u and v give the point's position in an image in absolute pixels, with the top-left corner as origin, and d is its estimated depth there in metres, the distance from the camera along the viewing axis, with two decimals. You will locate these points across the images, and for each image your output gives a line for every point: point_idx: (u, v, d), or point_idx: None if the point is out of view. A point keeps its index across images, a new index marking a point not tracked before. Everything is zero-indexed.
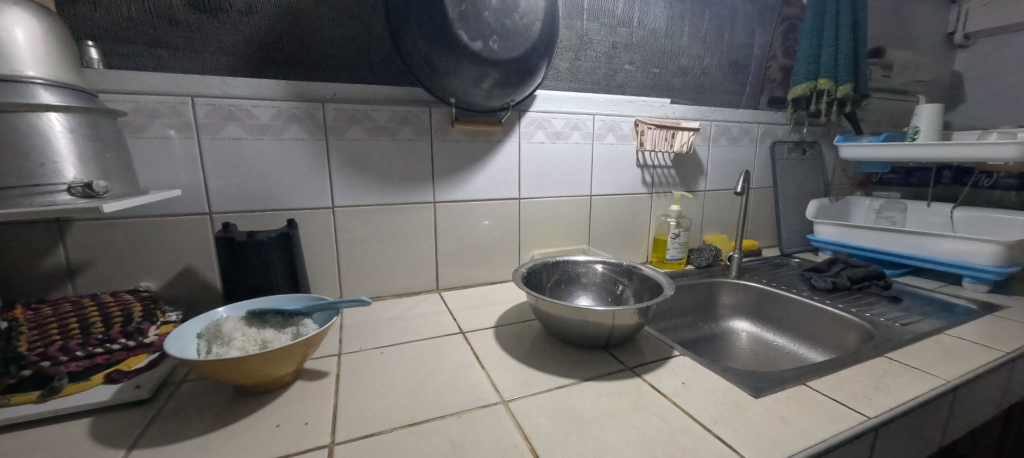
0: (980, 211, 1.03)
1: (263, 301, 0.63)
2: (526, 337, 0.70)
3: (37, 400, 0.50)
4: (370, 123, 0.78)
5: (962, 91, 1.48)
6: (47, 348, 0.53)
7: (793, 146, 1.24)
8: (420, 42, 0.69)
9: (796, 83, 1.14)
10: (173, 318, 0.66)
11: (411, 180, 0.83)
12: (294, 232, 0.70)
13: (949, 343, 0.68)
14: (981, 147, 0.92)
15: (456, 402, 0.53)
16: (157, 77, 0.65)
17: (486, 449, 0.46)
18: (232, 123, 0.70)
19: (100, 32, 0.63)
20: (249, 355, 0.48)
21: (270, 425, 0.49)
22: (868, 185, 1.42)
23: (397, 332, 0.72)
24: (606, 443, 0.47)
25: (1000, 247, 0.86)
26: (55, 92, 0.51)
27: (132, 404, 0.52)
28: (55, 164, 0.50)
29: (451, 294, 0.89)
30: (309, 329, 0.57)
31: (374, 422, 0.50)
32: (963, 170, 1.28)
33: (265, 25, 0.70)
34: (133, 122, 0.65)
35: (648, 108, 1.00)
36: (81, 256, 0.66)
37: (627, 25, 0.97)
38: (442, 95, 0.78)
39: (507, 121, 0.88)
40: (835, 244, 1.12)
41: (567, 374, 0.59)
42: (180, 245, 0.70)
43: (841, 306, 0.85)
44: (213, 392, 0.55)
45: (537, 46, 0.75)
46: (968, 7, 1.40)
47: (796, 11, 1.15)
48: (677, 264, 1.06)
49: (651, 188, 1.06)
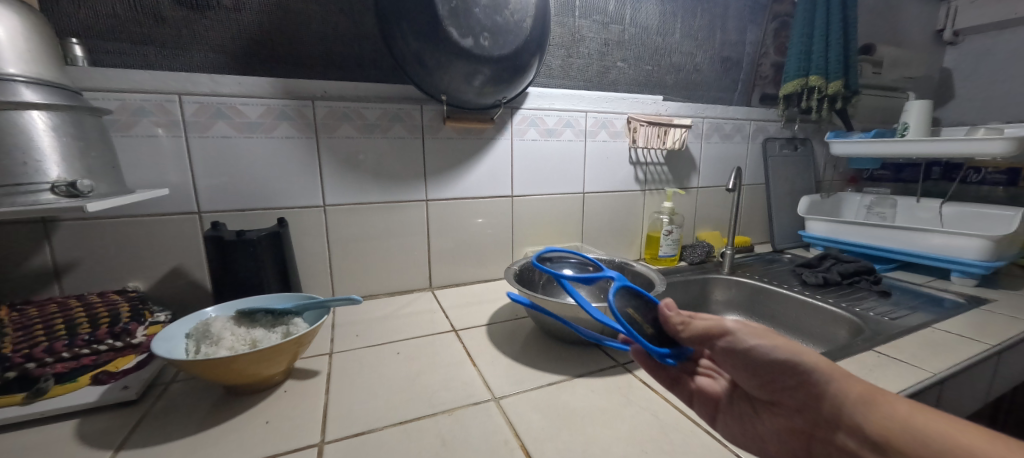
0: (968, 206, 1.04)
1: (253, 301, 0.63)
2: (519, 334, 0.70)
3: (23, 402, 0.49)
4: (360, 120, 0.77)
5: (951, 88, 1.50)
6: (32, 349, 0.52)
7: (784, 143, 1.24)
8: (410, 38, 0.69)
9: (787, 79, 1.14)
10: (162, 318, 0.65)
11: (403, 178, 0.83)
12: (283, 231, 0.69)
13: (936, 336, 0.69)
14: (970, 143, 0.93)
15: (447, 400, 0.53)
16: (143, 74, 0.64)
17: (476, 446, 0.46)
18: (221, 121, 0.69)
19: (86, 30, 0.63)
20: (236, 356, 0.48)
21: (259, 423, 0.49)
22: (858, 181, 1.44)
23: (390, 330, 0.72)
24: (596, 439, 0.47)
25: (987, 242, 0.87)
26: (38, 90, 0.50)
27: (120, 405, 0.51)
28: (38, 163, 0.49)
29: (443, 292, 0.89)
30: (299, 328, 0.57)
31: (364, 421, 0.49)
32: (952, 166, 1.29)
33: (254, 22, 0.69)
34: (119, 120, 0.64)
35: (641, 105, 1.01)
36: (69, 256, 0.65)
37: (619, 22, 0.97)
38: (434, 93, 0.78)
39: (499, 119, 0.87)
40: (825, 240, 1.13)
41: (559, 371, 0.59)
42: (168, 245, 0.70)
43: (831, 302, 0.86)
44: (202, 392, 0.54)
45: (528, 43, 0.74)
46: (957, 4, 1.41)
47: (786, 8, 1.16)
48: (669, 261, 1.07)
49: (644, 185, 1.07)
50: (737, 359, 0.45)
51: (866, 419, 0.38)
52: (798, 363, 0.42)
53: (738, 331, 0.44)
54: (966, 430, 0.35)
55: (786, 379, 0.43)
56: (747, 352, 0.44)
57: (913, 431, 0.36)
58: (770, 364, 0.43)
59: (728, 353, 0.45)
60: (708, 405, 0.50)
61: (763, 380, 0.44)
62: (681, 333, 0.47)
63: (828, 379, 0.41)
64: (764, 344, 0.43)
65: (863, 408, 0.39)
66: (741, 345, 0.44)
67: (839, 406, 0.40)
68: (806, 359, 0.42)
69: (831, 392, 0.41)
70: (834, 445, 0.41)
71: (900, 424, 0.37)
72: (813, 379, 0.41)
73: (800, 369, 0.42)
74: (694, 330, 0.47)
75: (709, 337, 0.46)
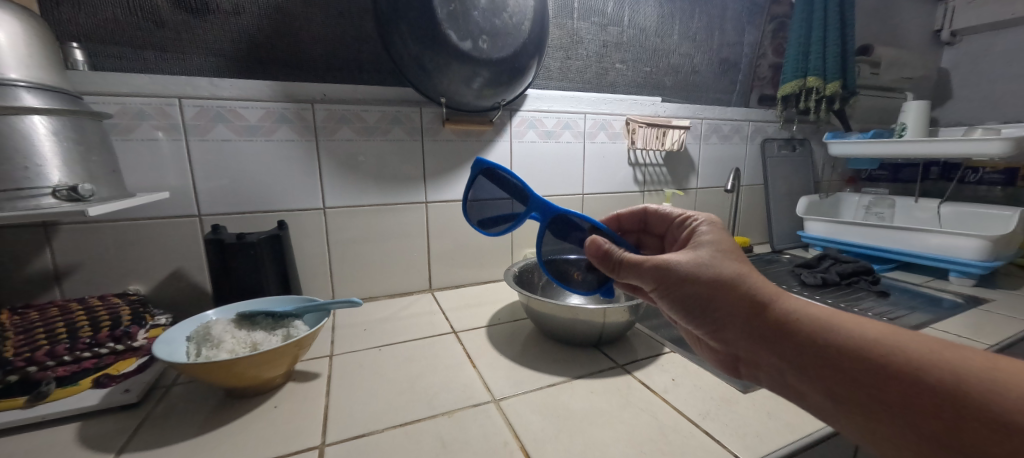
0: (967, 206, 1.04)
1: (253, 304, 0.63)
2: (519, 335, 0.70)
3: (25, 405, 0.49)
4: (359, 123, 0.78)
5: (949, 88, 1.51)
6: (34, 353, 0.53)
7: (783, 144, 1.25)
8: (409, 41, 0.69)
9: (784, 80, 1.14)
10: (162, 321, 0.66)
11: (403, 180, 0.83)
12: (284, 234, 0.70)
13: (934, 336, 0.70)
14: (968, 143, 0.93)
15: (447, 402, 0.53)
16: (144, 78, 0.65)
17: (476, 448, 0.46)
18: (220, 124, 0.69)
19: (85, 34, 0.63)
20: (237, 359, 0.48)
21: (269, 407, 0.53)
22: (857, 181, 1.44)
23: (390, 332, 0.72)
24: (595, 439, 0.47)
25: (984, 242, 0.87)
26: (38, 94, 0.50)
27: (121, 407, 0.52)
28: (39, 167, 0.49)
29: (443, 294, 0.89)
30: (300, 330, 0.57)
31: (365, 423, 0.50)
32: (950, 166, 1.30)
33: (254, 26, 0.70)
34: (120, 124, 0.65)
35: (639, 107, 1.01)
36: (69, 260, 0.65)
37: (617, 24, 0.97)
38: (432, 95, 0.79)
39: (497, 121, 0.88)
40: (823, 240, 1.13)
41: (558, 372, 0.60)
42: (168, 248, 0.70)
43: (830, 302, 0.86)
44: (204, 395, 0.55)
45: (526, 45, 0.75)
46: (954, 5, 1.42)
47: (784, 9, 1.16)
48: None
49: (643, 186, 1.07)
50: (670, 302, 0.46)
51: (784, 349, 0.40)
52: (722, 300, 0.43)
53: (673, 273, 0.44)
54: (885, 351, 0.35)
55: (715, 318, 0.44)
56: (674, 293, 0.45)
57: (827, 357, 0.37)
58: (699, 302, 0.44)
59: (668, 294, 0.46)
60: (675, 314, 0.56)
61: (693, 318, 0.46)
62: (625, 269, 0.47)
63: (751, 312, 0.42)
64: (694, 283, 0.44)
65: (783, 339, 0.40)
66: (673, 286, 0.45)
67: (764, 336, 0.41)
68: (732, 294, 0.42)
69: (754, 326, 0.41)
70: (760, 369, 0.43)
71: (813, 352, 0.38)
72: (740, 314, 0.42)
73: (726, 305, 0.43)
74: (635, 273, 0.46)
75: (649, 275, 0.45)
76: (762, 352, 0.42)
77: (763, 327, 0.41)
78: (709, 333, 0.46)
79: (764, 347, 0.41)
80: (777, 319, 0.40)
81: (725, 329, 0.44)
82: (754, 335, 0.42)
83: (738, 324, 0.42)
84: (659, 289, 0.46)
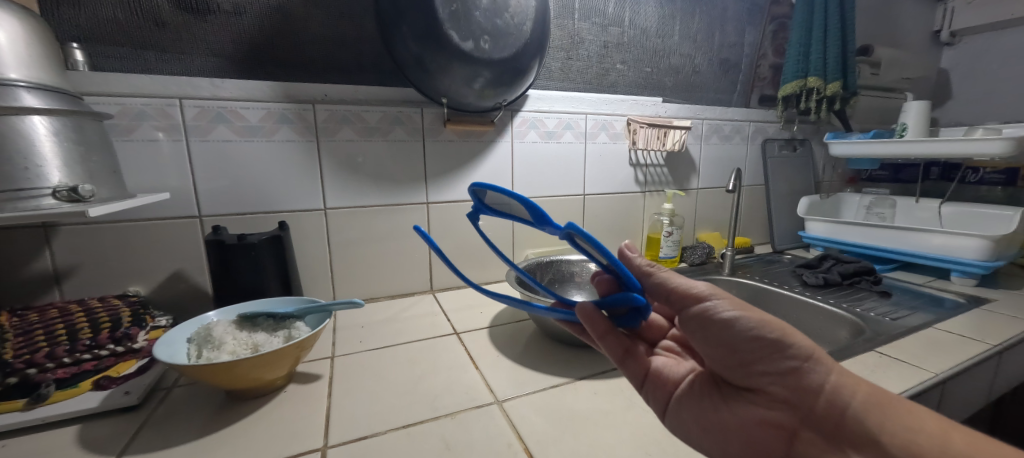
0: (967, 206, 1.05)
1: (254, 305, 0.63)
2: (521, 336, 0.70)
3: (25, 408, 0.49)
4: (361, 123, 0.77)
5: (949, 89, 1.51)
6: (33, 355, 0.52)
7: (783, 144, 1.25)
8: (410, 42, 0.69)
9: (785, 81, 1.14)
10: (163, 322, 0.65)
11: (404, 181, 0.83)
12: (285, 235, 0.69)
13: (938, 336, 0.69)
14: (968, 143, 0.93)
15: (450, 403, 0.53)
16: (145, 79, 0.65)
17: (479, 448, 0.46)
18: (221, 125, 0.69)
19: (85, 35, 0.63)
20: (237, 360, 0.48)
21: (271, 404, 0.53)
22: (857, 181, 1.44)
23: (393, 333, 0.72)
24: (600, 441, 0.47)
25: (986, 242, 0.87)
26: (39, 95, 0.50)
27: (121, 410, 0.51)
28: (39, 168, 0.49)
29: (445, 295, 0.89)
30: (301, 331, 0.57)
31: (368, 425, 0.49)
32: (951, 166, 1.31)
33: (255, 26, 0.69)
34: (120, 125, 0.64)
35: (640, 108, 1.01)
36: (69, 261, 0.65)
37: (618, 24, 0.97)
38: (433, 95, 0.78)
39: (498, 122, 0.87)
40: (824, 240, 1.13)
41: (561, 373, 0.59)
42: (168, 249, 0.70)
43: (832, 302, 0.86)
44: (204, 396, 0.54)
45: (528, 46, 0.74)
46: (954, 5, 1.42)
47: (784, 10, 1.16)
48: (671, 262, 1.07)
49: (644, 187, 1.07)
50: (724, 344, 0.42)
51: (861, 415, 0.38)
52: (787, 343, 0.39)
53: (710, 299, 0.42)
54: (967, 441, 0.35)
55: (779, 371, 0.40)
56: (717, 329, 0.42)
57: (904, 426, 0.37)
58: (749, 340, 0.40)
59: (724, 335, 0.41)
60: (661, 397, 0.48)
61: (735, 363, 0.42)
62: (646, 282, 0.45)
63: (818, 364, 0.39)
64: (745, 317, 0.40)
65: (858, 404, 0.38)
66: (712, 316, 0.42)
67: (839, 402, 0.38)
68: (795, 340, 0.39)
69: (828, 388, 0.39)
70: (811, 438, 0.40)
71: (891, 425, 0.37)
72: (812, 371, 0.39)
73: (788, 350, 0.39)
74: (651, 284, 0.44)
75: (671, 295, 0.43)
76: (825, 417, 0.39)
77: (837, 388, 0.39)
78: (747, 380, 0.42)
79: (829, 410, 0.39)
80: (854, 386, 0.39)
81: (787, 386, 0.40)
82: (821, 392, 0.39)
83: (805, 380, 0.39)
84: (681, 318, 0.44)
